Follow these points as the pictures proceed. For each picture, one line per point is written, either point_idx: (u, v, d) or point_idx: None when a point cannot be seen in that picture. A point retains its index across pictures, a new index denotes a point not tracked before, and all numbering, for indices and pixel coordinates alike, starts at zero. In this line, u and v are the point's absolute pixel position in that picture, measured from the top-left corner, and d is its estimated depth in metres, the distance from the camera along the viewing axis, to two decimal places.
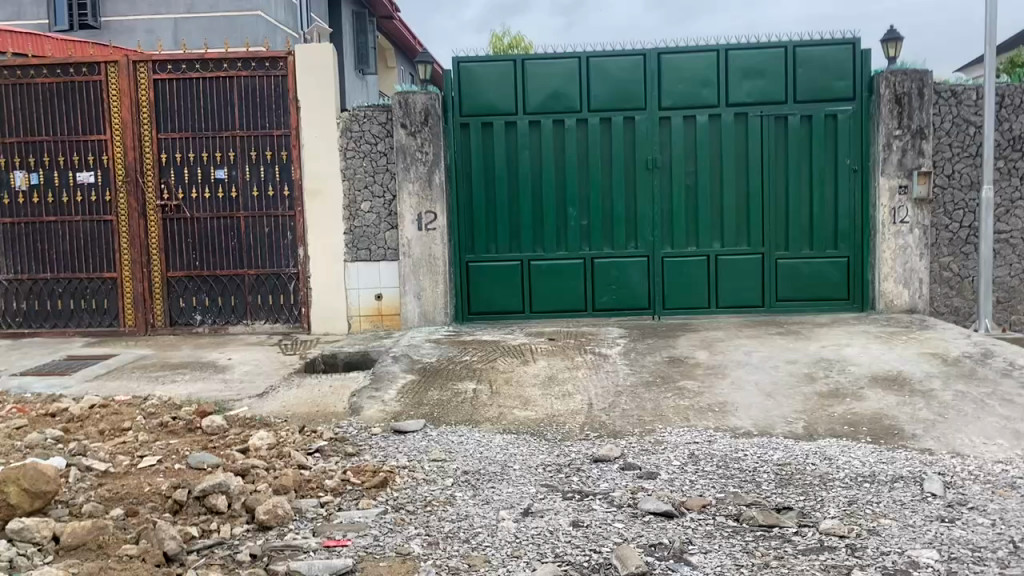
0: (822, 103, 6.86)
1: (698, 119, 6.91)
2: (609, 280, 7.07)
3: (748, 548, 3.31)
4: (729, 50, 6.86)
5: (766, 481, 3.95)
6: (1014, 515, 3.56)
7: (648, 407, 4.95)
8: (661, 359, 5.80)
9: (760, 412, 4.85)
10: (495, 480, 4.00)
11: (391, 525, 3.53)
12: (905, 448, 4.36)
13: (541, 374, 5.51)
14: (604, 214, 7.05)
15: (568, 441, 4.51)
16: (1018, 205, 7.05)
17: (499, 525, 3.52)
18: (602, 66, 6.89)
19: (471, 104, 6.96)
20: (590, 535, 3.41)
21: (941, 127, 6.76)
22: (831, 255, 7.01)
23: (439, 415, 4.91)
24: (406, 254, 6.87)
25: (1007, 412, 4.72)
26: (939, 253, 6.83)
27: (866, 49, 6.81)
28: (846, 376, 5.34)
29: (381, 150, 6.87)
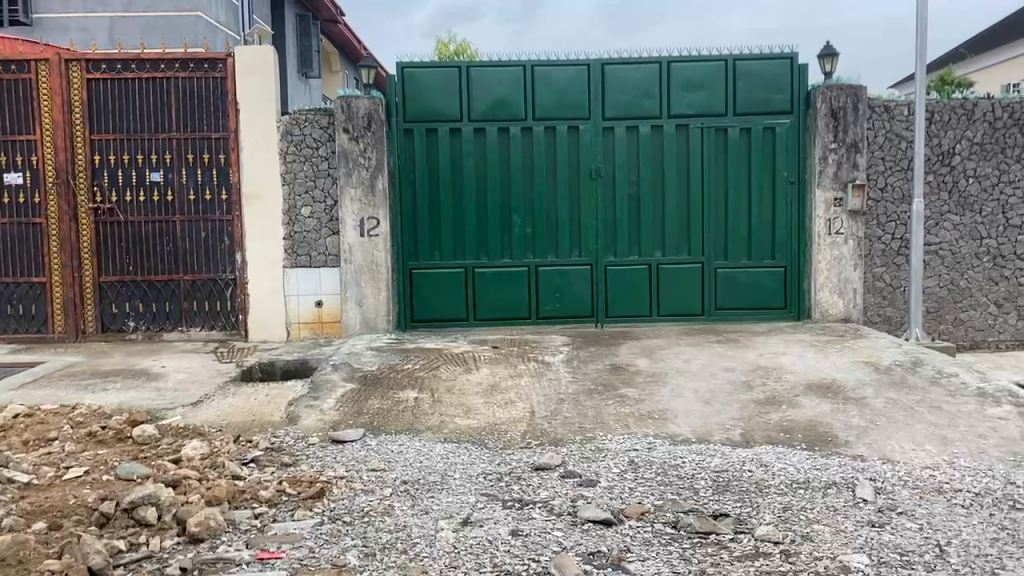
0: (760, 115, 7.00)
1: (641, 130, 6.98)
2: (552, 288, 7.08)
3: (685, 555, 3.34)
4: (671, 62, 6.96)
5: (703, 488, 3.99)
6: (941, 520, 3.66)
7: (589, 414, 4.97)
8: (603, 367, 5.83)
9: (699, 419, 4.91)
10: (434, 489, 3.97)
11: (327, 537, 3.46)
12: (838, 454, 4.45)
13: (483, 383, 5.49)
14: (549, 222, 7.07)
15: (509, 450, 4.49)
16: (946, 218, 7.28)
17: (438, 535, 3.49)
18: (546, 75, 6.92)
19: (415, 110, 6.92)
20: (529, 545, 3.39)
21: (875, 141, 6.99)
22: (769, 265, 7.13)
23: (380, 424, 4.86)
24: (348, 261, 6.79)
25: (935, 419, 4.87)
26: (872, 264, 7.05)
27: (803, 64, 6.97)
28: (782, 384, 5.43)
29: (323, 154, 6.78)
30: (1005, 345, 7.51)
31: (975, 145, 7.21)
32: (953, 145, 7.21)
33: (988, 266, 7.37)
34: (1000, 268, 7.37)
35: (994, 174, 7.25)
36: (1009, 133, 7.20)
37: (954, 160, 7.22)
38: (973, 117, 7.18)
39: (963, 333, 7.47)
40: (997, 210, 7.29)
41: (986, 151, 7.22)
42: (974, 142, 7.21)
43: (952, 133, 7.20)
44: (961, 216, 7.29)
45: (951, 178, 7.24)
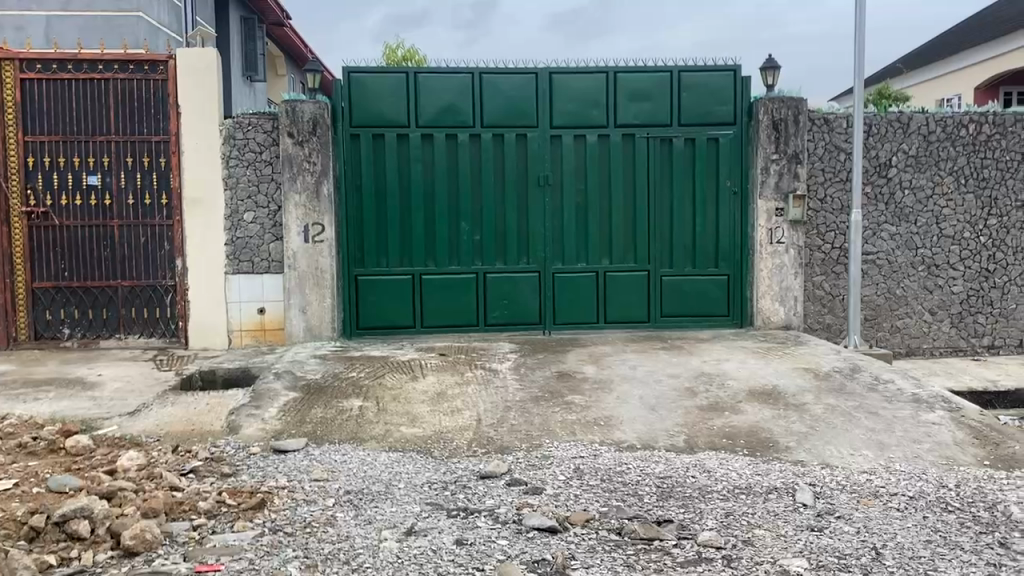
0: (705, 126, 7.10)
1: (587, 139, 7.03)
2: (500, 295, 7.08)
3: (629, 562, 3.36)
4: (618, 73, 7.03)
5: (647, 494, 4.01)
6: (877, 523, 3.75)
7: (535, 422, 4.97)
8: (550, 374, 5.84)
9: (644, 426, 4.95)
10: (378, 499, 3.92)
11: (267, 548, 3.40)
12: (779, 460, 4.53)
13: (430, 391, 5.45)
14: (496, 230, 7.07)
15: (454, 459, 4.47)
16: (884, 228, 7.48)
17: (381, 546, 3.45)
18: (494, 83, 6.92)
19: (361, 116, 6.85)
20: (474, 553, 3.38)
21: (815, 152, 7.24)
22: (712, 274, 7.23)
23: (323, 433, 4.79)
24: (292, 267, 6.70)
25: (872, 424, 4.98)
26: (812, 274, 7.31)
27: (746, 76, 7.10)
28: (725, 391, 5.50)
29: (266, 159, 6.70)
30: (939, 352, 7.73)
31: (910, 158, 7.42)
32: (890, 157, 7.41)
33: (923, 275, 7.58)
34: (934, 277, 7.60)
35: (929, 186, 7.47)
36: (942, 146, 7.43)
37: (891, 171, 7.42)
38: (909, 130, 7.39)
39: (899, 340, 7.67)
40: (931, 221, 7.52)
41: (921, 163, 7.44)
42: (909, 154, 7.42)
43: (889, 145, 7.40)
44: (898, 227, 7.49)
45: (888, 190, 7.44)
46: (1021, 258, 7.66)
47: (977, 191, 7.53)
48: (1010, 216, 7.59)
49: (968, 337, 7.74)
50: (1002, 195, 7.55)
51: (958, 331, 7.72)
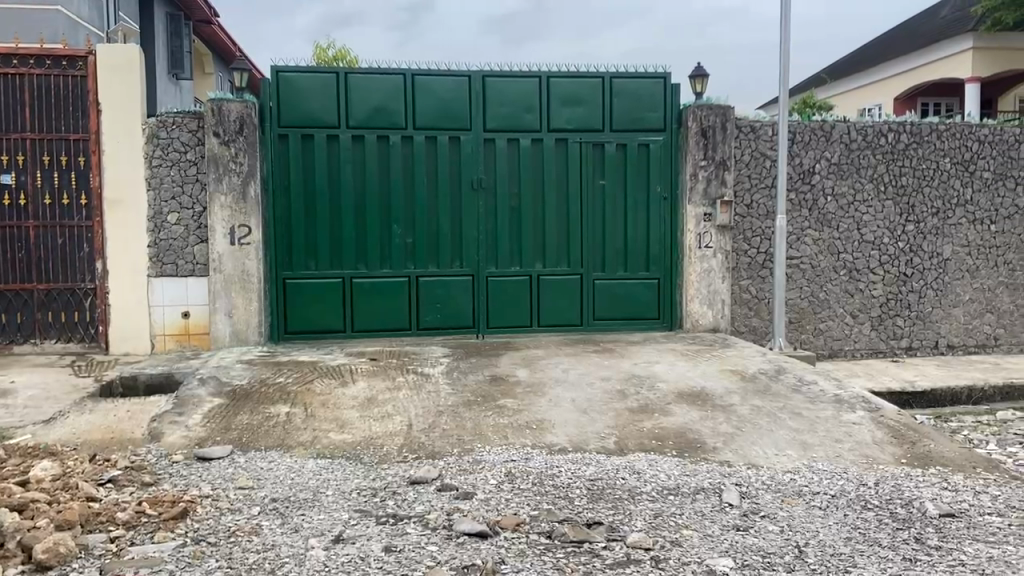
0: (636, 132, 7.20)
1: (520, 143, 7.04)
2: (433, 298, 7.03)
3: (559, 565, 3.36)
4: (551, 77, 7.07)
5: (578, 497, 4.03)
6: (800, 522, 3.84)
7: (467, 426, 4.94)
8: (482, 378, 5.83)
9: (576, 429, 4.97)
10: (305, 507, 3.85)
11: (188, 559, 3.30)
12: (706, 461, 4.60)
13: (360, 396, 5.38)
14: (428, 232, 7.02)
15: (384, 464, 4.42)
16: (807, 233, 7.69)
17: (307, 554, 3.38)
18: (426, 85, 6.88)
19: (290, 115, 6.73)
20: (403, 560, 3.34)
21: (742, 159, 7.46)
22: (643, 277, 7.32)
23: (248, 440, 4.68)
24: (217, 270, 6.56)
25: (796, 424, 5.10)
26: (739, 276, 7.52)
27: (676, 83, 7.23)
28: (655, 393, 5.57)
29: (191, 159, 6.54)
30: (860, 353, 7.96)
31: (833, 165, 7.65)
32: (813, 164, 7.62)
33: (845, 279, 7.81)
34: (855, 281, 7.84)
35: (850, 193, 7.71)
36: (863, 154, 7.68)
37: (814, 178, 7.63)
38: (831, 138, 7.62)
39: (822, 342, 7.88)
40: (852, 226, 7.75)
41: (842, 170, 7.67)
42: (832, 161, 7.64)
43: (812, 152, 7.61)
44: (820, 232, 7.71)
45: (811, 196, 7.65)
46: (936, 263, 7.96)
47: (895, 198, 7.80)
48: (926, 222, 7.88)
49: (887, 340, 8.00)
50: (919, 202, 7.84)
51: (878, 333, 7.97)
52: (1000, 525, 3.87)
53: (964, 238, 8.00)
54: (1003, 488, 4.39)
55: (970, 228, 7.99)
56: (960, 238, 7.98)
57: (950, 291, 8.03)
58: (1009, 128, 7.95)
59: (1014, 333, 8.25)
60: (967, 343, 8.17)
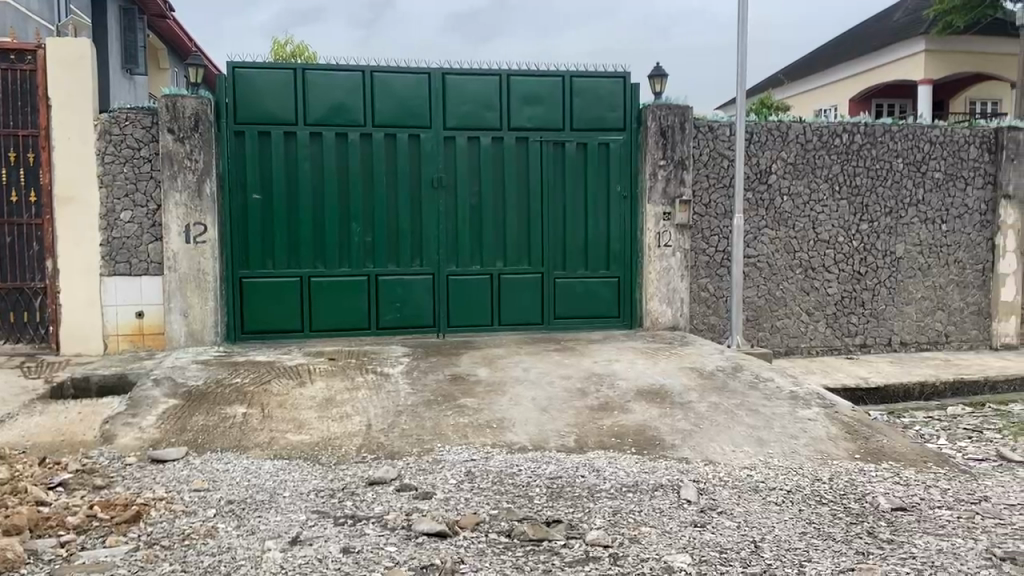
0: (596, 131, 7.23)
1: (481, 141, 7.02)
2: (393, 298, 6.99)
3: (518, 563, 3.37)
4: (511, 76, 7.07)
5: (537, 495, 4.04)
6: (756, 518, 3.89)
7: (427, 426, 4.92)
8: (443, 378, 5.81)
9: (536, 428, 4.98)
10: (262, 509, 3.80)
11: (141, 563, 3.24)
12: (665, 458, 4.64)
13: (318, 396, 5.33)
14: (388, 231, 6.97)
15: (343, 465, 4.38)
16: (764, 232, 7.79)
17: (264, 556, 3.34)
18: (386, 83, 6.84)
19: (247, 112, 6.63)
20: (361, 561, 3.32)
21: (700, 158, 7.55)
22: (603, 276, 7.35)
23: (204, 442, 4.61)
24: (172, 269, 6.46)
25: (753, 421, 5.17)
26: (698, 275, 7.61)
27: (635, 83, 7.28)
28: (614, 391, 5.60)
29: (145, 156, 6.43)
30: (816, 350, 8.09)
31: (789, 165, 7.77)
32: (770, 164, 7.73)
33: (801, 277, 7.93)
34: (811, 279, 7.96)
35: (806, 192, 7.83)
36: (818, 155, 7.81)
37: (771, 178, 7.74)
38: (787, 139, 7.73)
39: (779, 339, 7.99)
40: (808, 225, 7.88)
41: (798, 170, 7.79)
42: (788, 162, 7.76)
43: (769, 153, 7.72)
44: (777, 231, 7.82)
45: (768, 196, 7.76)
46: (890, 261, 8.12)
47: (850, 198, 7.94)
48: (879, 222, 8.03)
49: (842, 337, 8.14)
50: (872, 202, 7.99)
51: (833, 330, 8.11)
52: (949, 518, 3.96)
53: (916, 236, 8.16)
54: (952, 482, 4.49)
55: (922, 227, 8.16)
56: (913, 237, 8.15)
57: (903, 289, 8.19)
58: (959, 129, 8.15)
59: (964, 330, 8.44)
60: (919, 340, 8.33)
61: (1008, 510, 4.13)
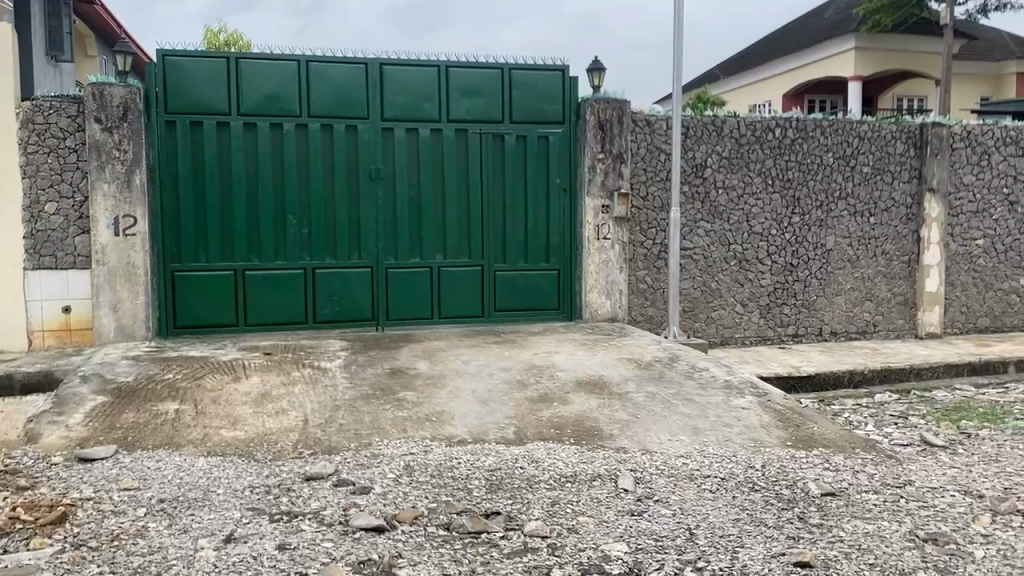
0: (535, 124, 7.25)
1: (420, 133, 6.98)
2: (330, 291, 6.91)
3: (456, 556, 3.37)
4: (449, 67, 7.03)
5: (476, 488, 4.05)
6: (691, 505, 3.96)
7: (365, 421, 4.88)
8: (382, 371, 5.77)
9: (476, 420, 4.98)
10: (195, 507, 3.73)
11: (67, 565, 3.15)
12: (603, 448, 4.69)
13: (253, 392, 5.24)
14: (326, 223, 6.87)
15: (279, 461, 4.32)
16: (700, 225, 7.92)
17: (197, 555, 3.28)
18: (322, 73, 6.73)
19: (177, 101, 6.47)
20: (297, 558, 3.28)
21: (638, 152, 7.64)
22: (543, 268, 7.38)
23: (135, 440, 4.50)
24: (100, 262, 6.28)
25: (688, 410, 5.26)
26: (636, 267, 7.72)
27: (574, 77, 7.32)
28: (553, 382, 5.64)
29: (71, 145, 6.23)
30: (749, 341, 8.26)
31: (723, 159, 7.90)
32: (705, 158, 7.85)
33: (735, 270, 8.09)
34: (744, 271, 8.12)
35: (740, 186, 7.98)
36: (751, 149, 7.97)
37: (706, 172, 7.86)
38: (721, 133, 7.86)
39: (714, 330, 8.14)
40: (742, 218, 8.03)
41: (733, 164, 7.93)
42: (722, 156, 7.89)
43: (704, 147, 7.84)
44: (712, 224, 7.96)
45: (703, 189, 7.88)
46: (820, 253, 8.33)
47: (782, 191, 8.12)
48: (810, 215, 8.24)
49: (774, 327, 8.32)
50: (803, 195, 8.19)
51: (766, 321, 8.29)
52: (876, 502, 4.09)
53: (846, 229, 8.39)
54: (879, 467, 4.64)
55: (851, 220, 8.38)
56: (842, 230, 8.37)
57: (833, 280, 8.41)
58: (886, 125, 8.39)
59: (891, 320, 8.71)
60: (848, 329, 8.58)
61: (930, 493, 4.28)
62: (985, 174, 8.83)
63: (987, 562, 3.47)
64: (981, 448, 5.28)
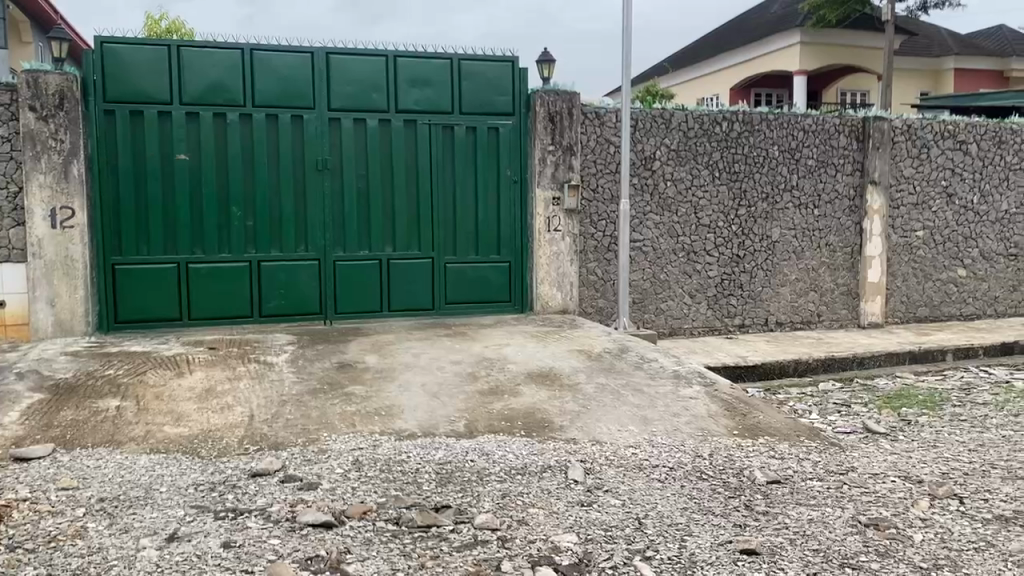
0: (485, 115, 7.22)
1: (368, 123, 6.89)
2: (276, 284, 6.80)
3: (405, 551, 3.34)
4: (398, 57, 6.96)
5: (426, 481, 4.03)
6: (640, 495, 3.99)
7: (313, 415, 4.82)
8: (330, 366, 5.70)
9: (426, 414, 4.95)
10: (137, 505, 3.64)
11: (2, 569, 3.05)
12: (553, 439, 4.69)
13: (197, 387, 5.14)
14: (271, 215, 6.76)
15: (224, 458, 4.24)
16: (649, 217, 7.98)
17: (138, 555, 3.20)
18: (267, 62, 6.61)
19: (116, 90, 6.30)
20: (242, 556, 3.22)
21: (588, 144, 7.66)
22: (494, 261, 7.36)
23: (73, 438, 4.37)
24: (37, 256, 6.10)
25: (638, 401, 5.30)
26: (586, 259, 7.76)
27: (523, 68, 7.31)
28: (504, 374, 5.64)
29: (4, 135, 6.04)
30: (697, 331, 8.36)
31: (671, 152, 7.97)
32: (654, 151, 7.91)
33: (683, 261, 8.17)
34: (692, 262, 8.21)
35: (688, 178, 8.06)
36: (699, 142, 8.05)
37: (655, 164, 7.92)
38: (670, 126, 7.92)
39: (663, 321, 8.22)
40: (690, 211, 8.12)
41: (681, 157, 8.01)
42: (671, 148, 7.96)
43: (653, 140, 7.90)
44: (661, 216, 8.03)
45: (652, 181, 7.94)
46: (766, 245, 8.46)
47: (728, 184, 8.22)
48: (756, 207, 8.35)
49: (721, 318, 8.43)
50: (750, 187, 8.30)
51: (713, 312, 8.39)
52: (820, 489, 4.17)
53: (791, 221, 8.53)
54: (823, 454, 4.74)
55: (796, 212, 8.53)
56: (787, 222, 8.51)
57: (778, 271, 8.55)
58: (830, 118, 8.54)
59: (835, 310, 8.90)
60: (793, 319, 8.73)
61: (872, 479, 4.39)
62: (924, 167, 9.04)
63: (925, 545, 3.56)
64: (920, 435, 5.42)
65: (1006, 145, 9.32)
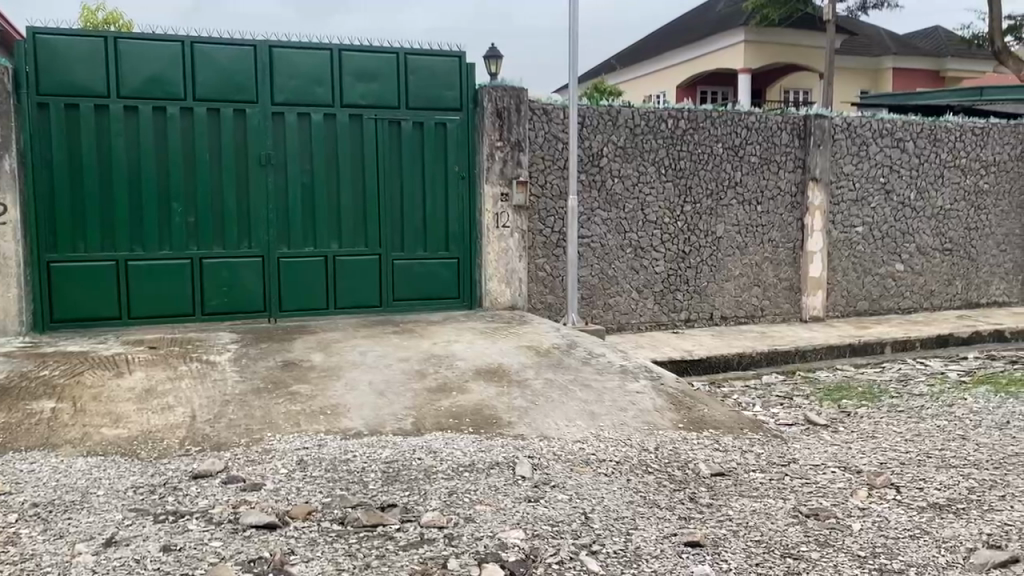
0: (432, 110, 7.18)
1: (312, 117, 6.80)
2: (219, 282, 6.68)
3: (350, 551, 3.32)
4: (343, 51, 6.88)
5: (372, 480, 3.99)
6: (586, 489, 4.02)
7: (256, 415, 4.75)
8: (274, 364, 5.62)
9: (372, 412, 4.91)
10: (72, 510, 3.54)
11: None
12: (501, 435, 4.70)
13: (137, 388, 5.02)
14: (214, 211, 6.64)
15: (164, 460, 4.15)
16: (597, 213, 8.03)
17: (73, 561, 3.12)
18: (208, 55, 6.49)
19: (50, 82, 6.12)
20: (183, 559, 3.16)
21: (536, 140, 7.69)
22: (442, 257, 7.33)
23: (6, 441, 4.24)
24: None
25: (585, 396, 5.34)
26: (535, 255, 7.79)
27: (470, 63, 7.29)
28: (453, 371, 5.63)
29: None
30: (644, 326, 8.45)
31: (619, 148, 8.03)
32: (602, 147, 7.96)
33: (630, 257, 8.24)
34: (639, 258, 8.28)
35: (634, 175, 8.14)
36: (646, 138, 8.13)
37: (602, 161, 7.98)
38: (617, 123, 7.98)
39: (611, 316, 8.28)
40: (637, 206, 8.19)
41: (628, 153, 8.08)
42: (618, 145, 8.03)
43: (601, 136, 7.95)
44: (609, 212, 8.09)
45: (600, 177, 8.00)
46: (711, 240, 8.58)
47: (674, 180, 8.31)
48: (702, 203, 8.47)
49: (668, 312, 8.53)
50: (695, 184, 8.41)
51: (660, 307, 8.49)
52: (762, 480, 4.26)
53: (735, 217, 8.66)
54: (766, 447, 4.82)
55: (740, 208, 8.67)
56: (732, 218, 8.64)
57: (723, 266, 8.68)
58: (772, 116, 8.69)
59: (777, 304, 9.06)
60: (738, 314, 8.87)
61: (813, 470, 4.48)
62: (864, 164, 9.25)
63: (863, 533, 3.65)
64: (859, 426, 5.56)
65: (940, 142, 9.59)
